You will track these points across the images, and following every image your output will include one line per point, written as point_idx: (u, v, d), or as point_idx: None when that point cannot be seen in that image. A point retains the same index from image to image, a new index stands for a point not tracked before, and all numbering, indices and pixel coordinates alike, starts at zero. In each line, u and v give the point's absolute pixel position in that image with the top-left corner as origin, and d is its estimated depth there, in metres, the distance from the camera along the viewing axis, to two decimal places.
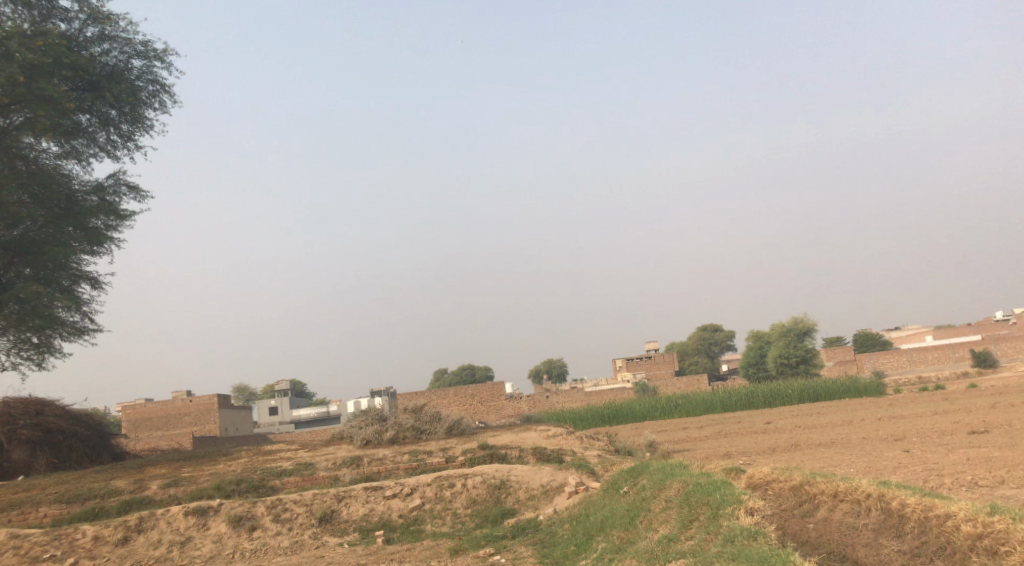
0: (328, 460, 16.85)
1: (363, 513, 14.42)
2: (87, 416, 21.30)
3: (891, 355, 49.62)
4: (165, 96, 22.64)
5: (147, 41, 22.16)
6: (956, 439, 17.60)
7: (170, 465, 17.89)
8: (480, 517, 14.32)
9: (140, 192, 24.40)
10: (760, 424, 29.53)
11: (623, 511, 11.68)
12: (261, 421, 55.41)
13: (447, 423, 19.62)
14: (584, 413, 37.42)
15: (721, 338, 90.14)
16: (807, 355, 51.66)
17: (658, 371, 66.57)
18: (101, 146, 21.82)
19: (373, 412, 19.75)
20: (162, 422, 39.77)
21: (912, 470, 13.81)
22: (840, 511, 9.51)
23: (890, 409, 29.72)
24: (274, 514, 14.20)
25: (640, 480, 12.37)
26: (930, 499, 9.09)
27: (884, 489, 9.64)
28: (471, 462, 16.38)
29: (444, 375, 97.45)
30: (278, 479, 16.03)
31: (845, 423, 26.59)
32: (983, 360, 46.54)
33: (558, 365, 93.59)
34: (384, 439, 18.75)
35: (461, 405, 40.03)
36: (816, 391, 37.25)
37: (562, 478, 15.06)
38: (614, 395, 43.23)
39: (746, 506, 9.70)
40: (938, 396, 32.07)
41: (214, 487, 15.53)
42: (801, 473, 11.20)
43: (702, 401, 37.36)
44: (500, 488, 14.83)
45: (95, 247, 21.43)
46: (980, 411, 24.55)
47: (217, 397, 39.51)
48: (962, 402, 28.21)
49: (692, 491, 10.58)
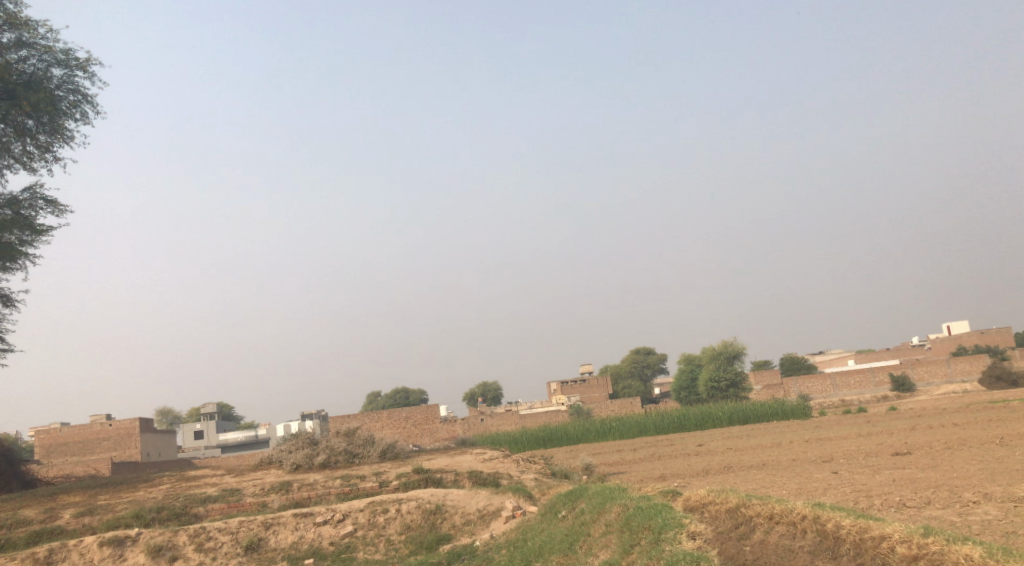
0: (255, 486, 16.28)
1: (292, 541, 13.93)
2: None
3: (817, 379, 50.86)
4: (87, 107, 21.88)
5: (69, 50, 21.42)
6: (881, 461, 17.97)
7: (85, 492, 17.06)
8: (414, 543, 13.99)
9: (57, 206, 23.61)
10: (692, 446, 29.82)
11: (562, 536, 11.53)
12: (186, 445, 53.67)
13: (381, 446, 19.23)
14: (518, 436, 37.27)
15: (654, 361, 91.08)
16: (737, 379, 52.53)
17: (592, 395, 66.90)
18: (16, 157, 20.96)
19: (304, 436, 19.23)
20: (78, 447, 38.12)
21: (841, 491, 14.01)
22: (777, 533, 9.52)
23: (817, 431, 30.38)
24: (196, 544, 13.60)
25: (579, 504, 12.25)
26: (865, 521, 9.18)
27: (819, 510, 9.71)
28: (405, 486, 16.03)
29: (377, 399, 96.24)
30: (202, 506, 15.42)
31: (774, 445, 27.03)
32: (902, 384, 48.03)
33: (493, 389, 93.42)
34: (315, 463, 18.26)
35: (394, 428, 39.43)
36: (745, 414, 37.81)
37: (499, 502, 14.87)
38: (549, 418, 43.21)
39: (687, 530, 9.72)
40: (861, 419, 32.88)
41: (133, 515, 14.85)
42: (737, 495, 11.21)
43: (635, 424, 37.55)
44: (435, 513, 14.52)
45: (8, 263, 20.61)
46: (901, 433, 25.25)
47: (139, 420, 38.16)
48: (884, 425, 29.04)
49: (632, 516, 10.50)
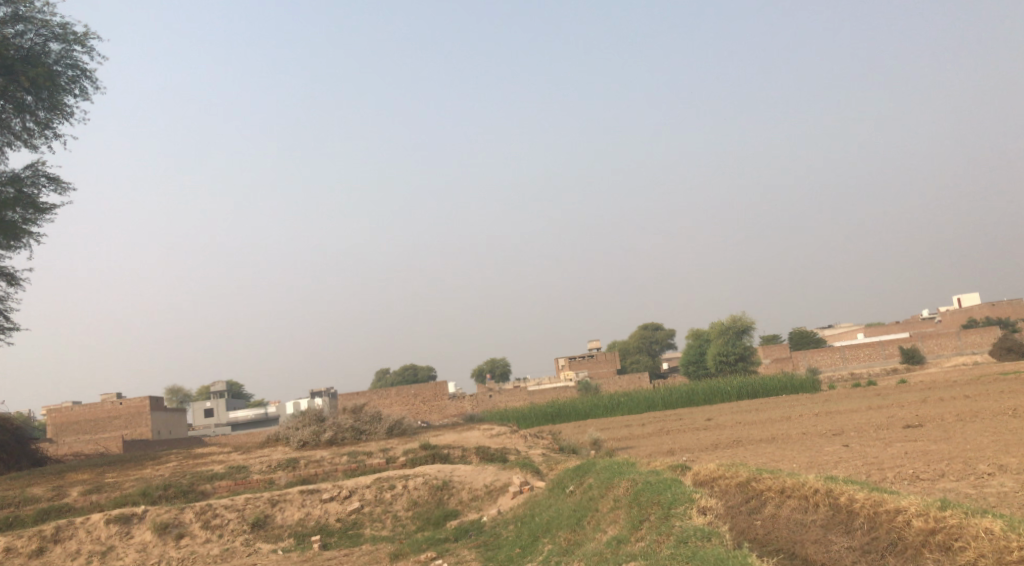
0: (262, 463, 16.21)
1: (299, 518, 13.84)
2: (5, 420, 20.20)
3: (826, 352, 50.57)
4: (86, 82, 21.62)
5: (66, 24, 21.15)
6: (893, 434, 17.74)
7: (93, 470, 17.03)
8: (421, 520, 13.88)
9: (59, 183, 23.45)
10: (701, 420, 29.66)
11: (569, 511, 11.39)
12: (197, 423, 53.88)
13: (388, 423, 19.12)
14: (527, 411, 37.22)
15: (662, 337, 90.90)
16: (745, 353, 52.34)
17: (600, 370, 66.79)
18: (16, 134, 20.78)
19: (311, 413, 19.12)
20: (90, 425, 38.26)
21: (852, 464, 13.83)
22: (788, 507, 9.35)
23: (826, 405, 30.15)
24: (203, 521, 13.53)
25: (587, 479, 12.09)
26: (879, 493, 8.99)
27: (831, 484, 9.52)
28: (412, 462, 15.90)
29: (385, 376, 96.42)
30: (209, 484, 15.36)
31: (783, 419, 26.85)
32: (911, 357, 47.69)
33: (501, 365, 93.53)
34: (322, 440, 18.17)
35: (402, 405, 39.45)
36: (754, 388, 37.60)
37: (506, 478, 14.71)
38: (557, 394, 43.13)
39: (698, 505, 9.52)
40: (872, 392, 32.66)
41: (141, 492, 14.79)
42: (748, 469, 11.03)
43: (644, 399, 37.42)
44: (442, 489, 14.41)
45: (12, 241, 20.50)
46: (912, 406, 25.02)
47: (149, 399, 38.20)
48: (894, 397, 28.81)
49: (641, 490, 10.33)
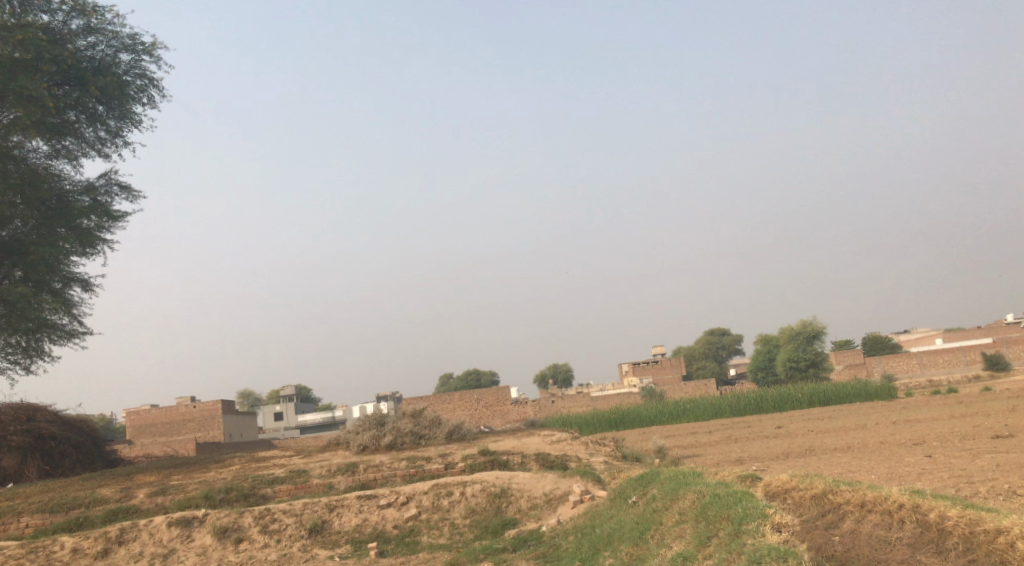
0: (322, 467, 16.07)
1: (356, 524, 13.62)
2: (81, 421, 20.53)
3: (902, 358, 48.65)
4: (153, 91, 21.98)
5: (135, 35, 21.51)
6: (979, 444, 16.71)
7: (160, 472, 17.15)
8: (479, 528, 13.51)
9: (131, 192, 23.89)
10: (772, 428, 28.66)
11: (632, 524, 10.85)
12: (266, 426, 54.64)
13: (447, 428, 18.86)
14: (591, 417, 36.64)
15: (728, 343, 89.04)
16: (817, 359, 50.72)
17: (665, 376, 65.65)
18: (89, 143, 21.17)
19: (371, 416, 18.94)
20: (164, 428, 39.04)
21: (938, 476, 12.97)
22: (870, 523, 8.67)
23: (905, 412, 28.79)
24: (261, 526, 13.39)
25: (651, 489, 11.56)
26: (975, 511, 8.26)
27: (918, 499, 8.79)
28: (471, 468, 15.56)
29: (449, 381, 96.68)
30: (269, 487, 15.26)
31: (859, 427, 25.74)
32: (995, 363, 45.29)
33: (564, 371, 92.96)
34: (381, 445, 17.96)
35: (466, 410, 39.27)
36: (827, 395, 36.26)
37: (567, 486, 14.25)
38: (621, 400, 42.40)
39: (772, 521, 8.90)
40: (953, 400, 31.20)
41: (203, 495, 14.78)
42: (824, 479, 10.34)
43: (710, 406, 36.47)
44: (501, 497, 14.02)
45: (88, 249, 20.86)
46: (998, 415, 23.68)
47: (221, 402, 38.79)
48: (978, 405, 27.33)
49: (709, 504, 9.76)
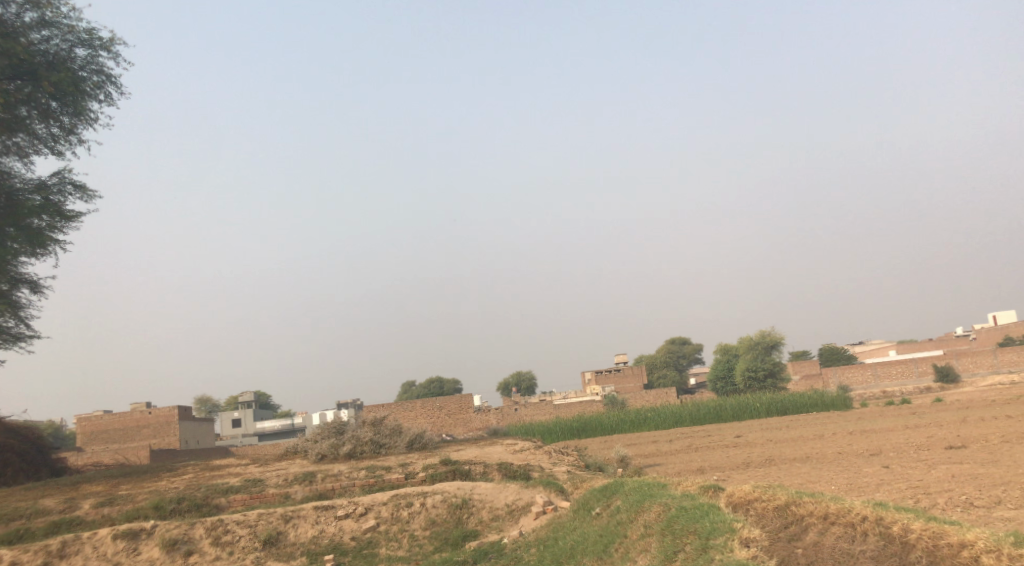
0: (278, 476, 15.69)
1: (312, 535, 13.28)
2: (27, 428, 19.84)
3: (857, 369, 49.32)
4: (110, 88, 21.42)
5: (92, 29, 20.94)
6: (934, 455, 16.86)
7: (108, 481, 16.60)
8: (439, 540, 13.26)
9: (85, 192, 23.24)
10: (731, 437, 28.75)
11: (595, 537, 10.69)
12: (223, 433, 53.65)
13: (408, 437, 18.57)
14: (553, 426, 36.52)
15: (689, 352, 89.70)
16: (775, 369, 51.21)
17: (627, 385, 65.83)
18: (42, 140, 20.54)
19: (330, 424, 18.56)
20: (117, 434, 38.07)
21: (896, 488, 13.01)
22: (833, 535, 8.61)
23: (861, 423, 29.08)
24: (213, 537, 13.00)
25: (615, 501, 11.42)
26: (939, 524, 8.24)
27: (881, 511, 8.74)
28: (432, 478, 15.31)
29: (411, 388, 95.97)
30: (223, 497, 14.85)
31: (817, 437, 25.93)
32: (946, 376, 46.13)
33: (527, 379, 92.86)
34: (340, 454, 17.61)
35: (428, 418, 38.90)
36: (785, 405, 36.57)
37: (529, 497, 14.05)
38: (583, 408, 42.35)
39: (740, 536, 8.80)
40: (906, 411, 31.61)
41: (153, 505, 14.32)
42: (786, 490, 10.27)
43: (671, 415, 36.55)
44: (462, 508, 13.78)
45: (38, 249, 20.21)
46: (951, 426, 24.01)
47: (177, 408, 37.98)
48: (932, 416, 27.69)
49: (675, 517, 9.64)
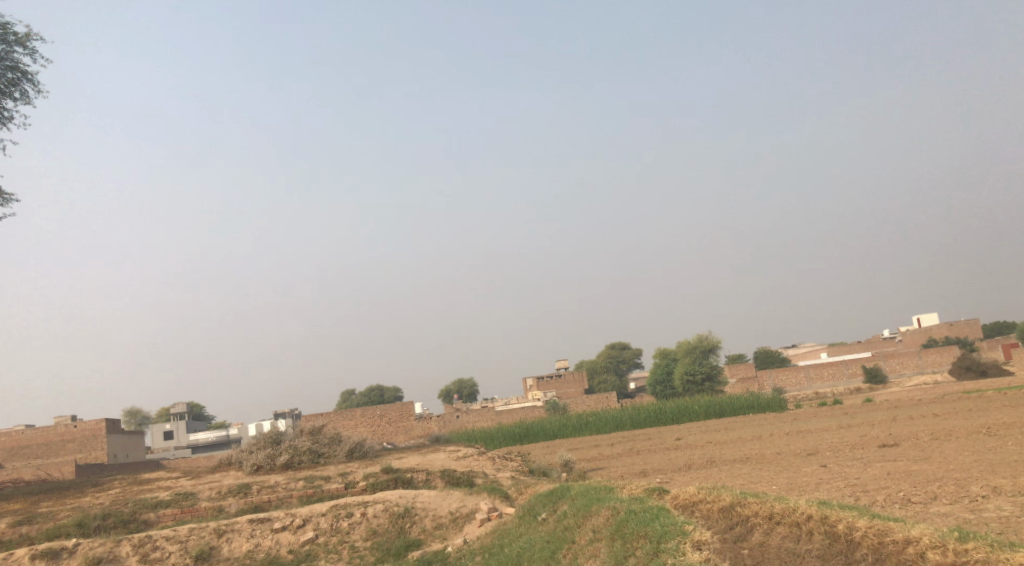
0: (211, 489, 15.13)
1: (247, 550, 12.78)
2: None
3: (790, 372, 50.30)
4: (27, 85, 20.51)
5: (6, 24, 20.02)
6: (869, 453, 17.14)
7: (27, 498, 15.78)
8: (381, 550, 12.89)
9: (2, 195, 22.19)
10: (671, 440, 28.92)
11: (542, 542, 10.50)
12: (155, 445, 52.01)
13: (348, 446, 18.13)
14: (494, 432, 36.34)
15: (629, 357, 90.53)
16: (712, 372, 51.90)
17: (568, 390, 66.01)
18: None
19: (266, 434, 18.02)
20: (41, 449, 36.53)
21: (835, 486, 13.14)
22: (779, 535, 8.57)
23: (796, 423, 29.58)
24: (141, 555, 12.41)
25: (561, 506, 11.24)
26: (884, 521, 8.24)
27: (826, 510, 8.73)
28: (373, 487, 14.93)
29: (351, 397, 94.70)
30: (152, 512, 14.25)
31: (754, 438, 26.26)
32: (874, 377, 47.39)
33: (469, 386, 92.52)
34: (277, 464, 17.09)
35: (368, 426, 38.29)
36: (722, 407, 37.01)
37: (473, 504, 13.79)
38: (524, 414, 42.21)
39: (692, 539, 8.67)
40: (838, 411, 32.31)
41: (76, 523, 13.64)
42: (730, 491, 10.22)
43: (612, 418, 36.67)
44: (404, 517, 13.44)
45: None
46: (882, 424, 24.55)
47: (105, 421, 36.62)
48: (864, 416, 28.30)
49: (624, 521, 9.49)
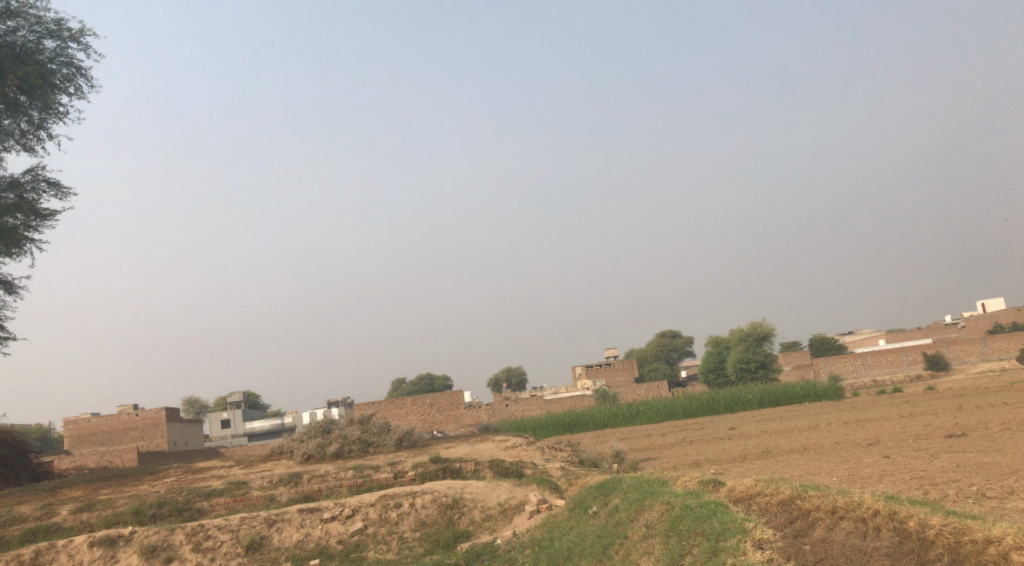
0: (263, 478, 15.16)
1: (297, 540, 12.75)
2: (7, 431, 19.19)
3: (848, 359, 49.06)
4: (81, 80, 20.80)
5: (60, 20, 20.31)
6: (935, 444, 16.46)
7: (88, 486, 16.04)
8: (430, 541, 12.74)
9: (60, 188, 22.60)
10: (725, 429, 28.36)
11: (594, 537, 10.22)
12: (213, 434, 53.01)
13: (397, 435, 18.03)
14: (545, 421, 36.13)
15: (680, 344, 89.54)
16: (766, 360, 50.94)
17: (618, 379, 65.52)
18: (12, 136, 19.90)
19: (316, 424, 18.03)
20: (106, 437, 37.43)
21: (901, 478, 12.58)
22: (843, 531, 8.15)
23: (855, 412, 28.75)
24: (194, 543, 12.45)
25: (613, 499, 10.94)
26: (960, 519, 7.77)
27: (894, 505, 8.26)
28: (422, 477, 14.80)
29: (402, 385, 95.46)
30: (206, 501, 14.33)
31: (812, 427, 25.56)
32: (936, 363, 45.95)
33: (518, 374, 92.54)
34: (327, 453, 17.06)
35: (418, 415, 38.39)
36: (776, 395, 36.21)
37: (522, 495, 13.56)
38: (575, 403, 41.89)
39: (753, 538, 8.26)
40: (900, 399, 31.34)
41: (133, 511, 13.77)
42: (789, 483, 9.80)
43: (664, 407, 36.17)
44: (453, 508, 13.29)
45: (12, 248, 19.64)
46: (947, 414, 23.67)
47: (165, 410, 37.32)
48: (927, 404, 27.34)
49: (680, 517, 9.15)
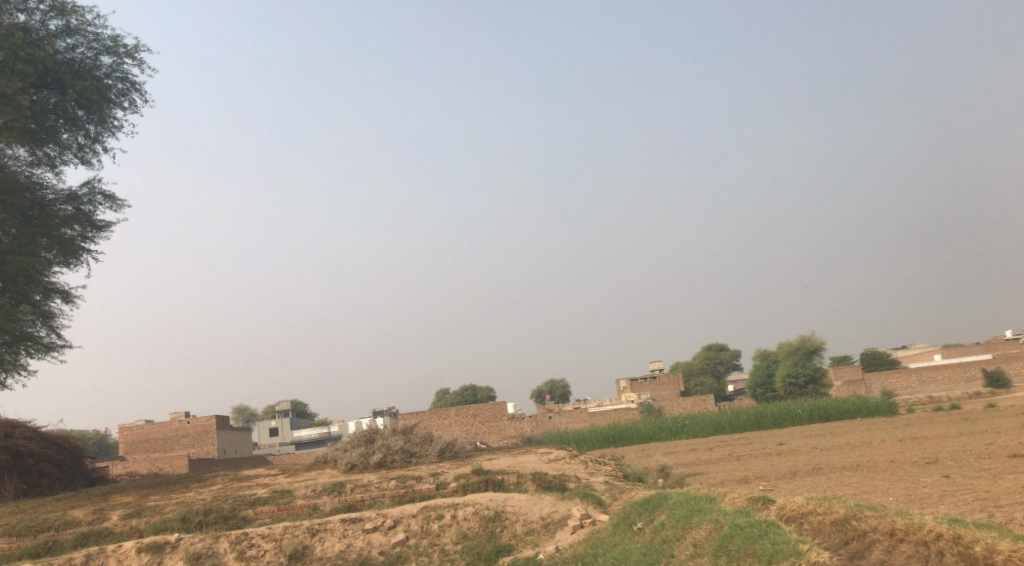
0: (307, 487, 15.14)
1: (339, 550, 12.69)
2: (63, 437, 19.49)
3: (902, 375, 47.77)
4: (135, 95, 21.21)
5: (117, 37, 20.76)
6: (996, 464, 15.86)
7: (138, 492, 16.21)
8: (471, 554, 12.58)
9: (114, 201, 23.05)
10: (774, 444, 27.76)
11: (640, 554, 9.97)
12: (261, 441, 53.60)
13: (439, 445, 17.92)
14: (588, 433, 35.78)
15: (727, 358, 88.30)
16: (816, 375, 49.81)
17: (663, 393, 64.80)
18: (70, 150, 20.32)
19: (360, 433, 18.00)
20: (158, 444, 37.99)
21: (962, 500, 12.10)
22: (903, 555, 7.81)
23: (910, 429, 27.95)
24: (238, 552, 12.47)
25: (658, 516, 10.66)
26: None
27: (958, 527, 7.89)
28: (464, 488, 14.67)
29: (445, 396, 95.68)
30: (251, 509, 14.36)
31: (865, 444, 24.89)
32: (996, 380, 44.51)
33: (562, 387, 92.11)
34: (370, 463, 17.01)
35: (462, 425, 38.33)
36: (827, 411, 35.39)
37: (565, 509, 13.34)
38: (620, 416, 41.47)
39: (807, 560, 7.95)
40: (958, 416, 30.40)
41: (180, 517, 13.87)
42: (843, 502, 9.43)
43: (710, 422, 35.60)
44: (494, 521, 13.13)
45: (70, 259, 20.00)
46: (1007, 433, 22.87)
47: (215, 418, 37.78)
48: (987, 422, 26.43)
49: (729, 536, 8.87)
